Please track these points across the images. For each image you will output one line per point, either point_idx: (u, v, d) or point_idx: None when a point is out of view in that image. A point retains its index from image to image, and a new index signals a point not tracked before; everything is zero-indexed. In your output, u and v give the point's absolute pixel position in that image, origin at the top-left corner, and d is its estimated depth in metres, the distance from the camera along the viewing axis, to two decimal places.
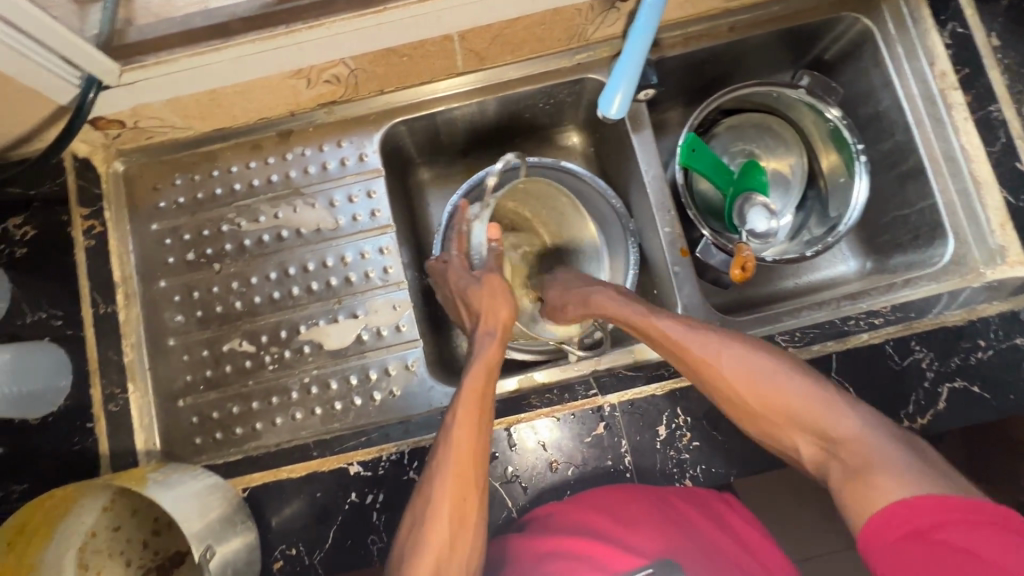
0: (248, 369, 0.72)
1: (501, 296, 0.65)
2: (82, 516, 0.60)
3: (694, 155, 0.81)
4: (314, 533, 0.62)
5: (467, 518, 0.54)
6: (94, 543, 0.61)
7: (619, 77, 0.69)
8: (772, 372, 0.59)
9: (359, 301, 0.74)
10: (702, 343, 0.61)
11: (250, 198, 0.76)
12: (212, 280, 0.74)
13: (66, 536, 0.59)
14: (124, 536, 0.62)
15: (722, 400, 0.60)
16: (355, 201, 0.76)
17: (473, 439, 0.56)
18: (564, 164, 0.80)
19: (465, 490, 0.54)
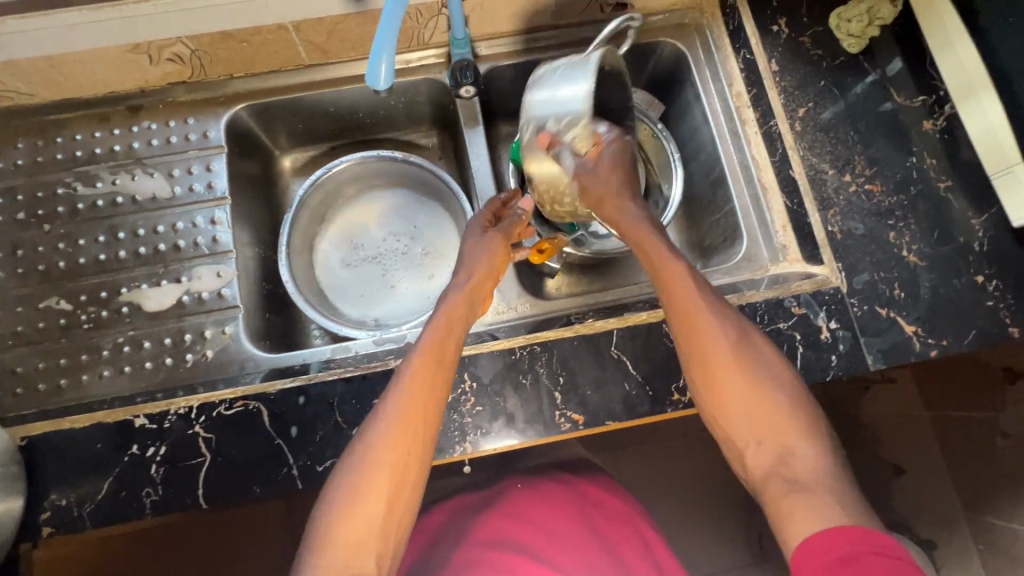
0: (62, 327, 0.73)
1: (484, 259, 0.70)
2: None
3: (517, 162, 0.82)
4: (88, 485, 0.62)
5: (412, 433, 0.55)
6: None
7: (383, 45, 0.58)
8: (773, 381, 0.58)
9: (185, 268, 0.76)
10: (714, 322, 0.59)
11: (92, 164, 0.79)
12: (40, 239, 0.76)
13: None
14: None
15: (704, 366, 0.59)
16: (194, 173, 0.80)
17: (434, 375, 0.58)
18: (411, 159, 0.89)
19: (425, 399, 0.57)
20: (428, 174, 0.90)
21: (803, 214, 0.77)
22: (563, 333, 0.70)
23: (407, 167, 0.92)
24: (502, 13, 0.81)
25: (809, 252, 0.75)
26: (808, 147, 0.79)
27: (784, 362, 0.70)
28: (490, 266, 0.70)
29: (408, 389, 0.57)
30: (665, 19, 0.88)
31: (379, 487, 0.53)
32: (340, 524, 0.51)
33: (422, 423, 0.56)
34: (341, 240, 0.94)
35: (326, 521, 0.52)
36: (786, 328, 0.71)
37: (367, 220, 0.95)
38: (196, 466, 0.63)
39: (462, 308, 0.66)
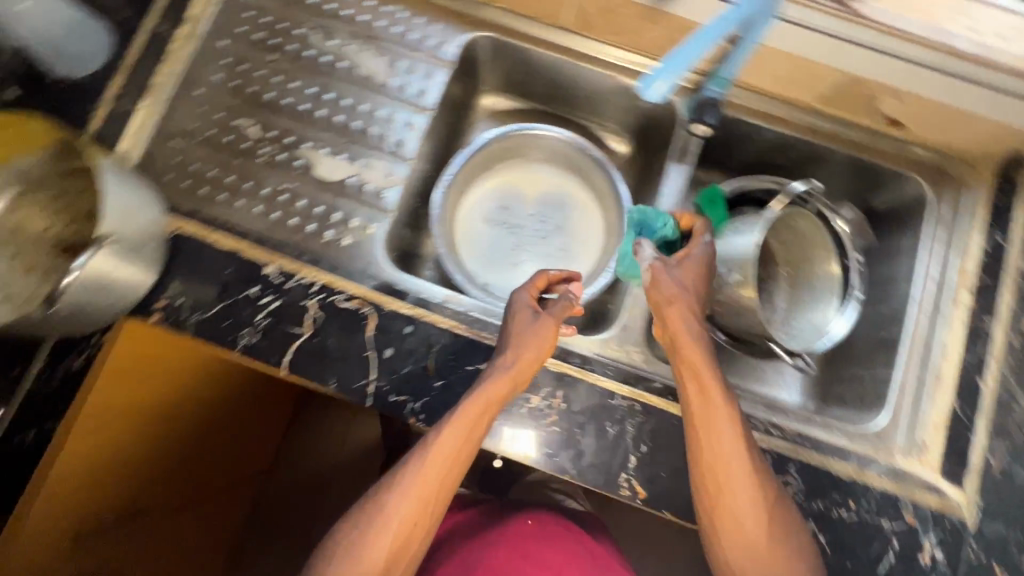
0: (242, 150, 0.77)
1: (533, 341, 0.64)
2: (27, 165, 0.65)
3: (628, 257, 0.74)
4: (205, 299, 0.67)
5: (430, 497, 0.59)
6: (36, 193, 0.66)
7: (673, 63, 0.64)
8: (789, 552, 0.59)
9: (363, 154, 0.78)
10: (739, 470, 0.59)
11: (335, 20, 0.81)
12: (262, 64, 0.79)
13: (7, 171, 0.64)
14: (58, 205, 0.67)
15: (738, 530, 0.59)
16: (413, 74, 0.81)
17: (460, 444, 0.60)
18: (604, 163, 0.87)
19: (443, 469, 0.59)
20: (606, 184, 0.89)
21: (965, 427, 0.70)
22: (668, 406, 0.67)
23: (593, 169, 0.90)
24: (774, 72, 0.76)
25: (950, 467, 0.68)
26: (1008, 365, 0.70)
27: (868, 560, 0.64)
28: (538, 349, 0.63)
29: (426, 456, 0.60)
30: (925, 157, 0.80)
31: (403, 547, 0.58)
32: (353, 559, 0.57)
33: (441, 488, 0.60)
34: (494, 196, 0.94)
35: (344, 545, 0.59)
36: (887, 528, 0.65)
37: (524, 190, 0.94)
38: (293, 335, 0.66)
39: (507, 387, 0.62)
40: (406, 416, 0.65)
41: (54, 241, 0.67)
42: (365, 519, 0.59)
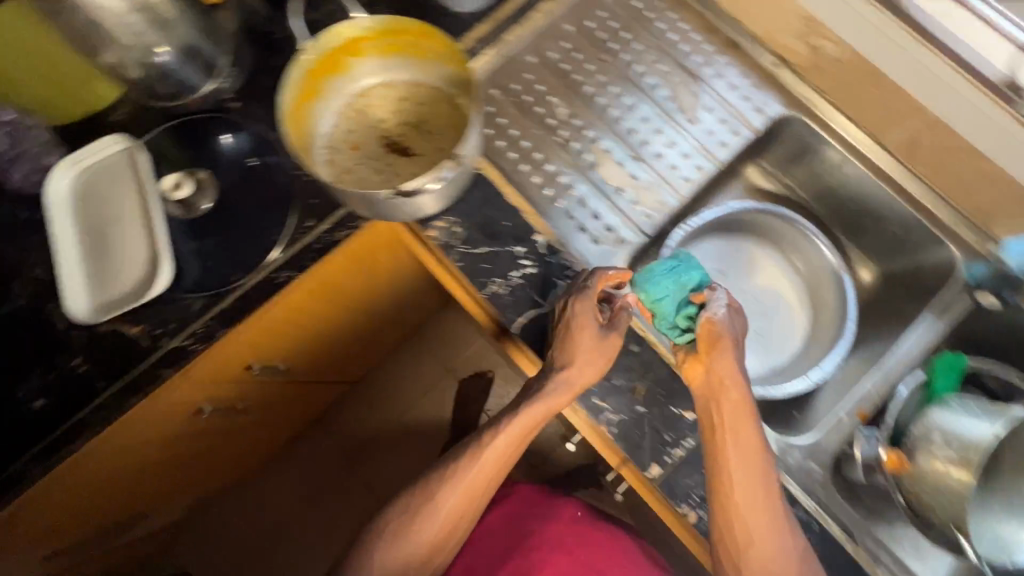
0: (545, 123, 0.82)
1: (591, 356, 0.68)
2: (402, 67, 0.74)
3: (678, 315, 0.70)
4: (477, 239, 0.73)
5: (479, 482, 0.73)
6: (391, 91, 0.75)
7: None
8: None
9: (643, 175, 0.81)
10: (768, 514, 0.64)
11: (671, 49, 0.86)
12: (593, 59, 0.85)
13: (387, 67, 0.74)
14: (400, 107, 0.75)
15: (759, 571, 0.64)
16: (720, 126, 0.84)
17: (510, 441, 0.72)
18: (846, 283, 0.88)
19: (492, 459, 0.72)
20: (837, 305, 0.88)
21: None
22: (843, 540, 0.69)
23: (827, 282, 0.91)
24: None
25: None
26: None
27: None
28: (594, 362, 0.68)
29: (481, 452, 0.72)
30: None
31: (457, 515, 0.73)
32: (416, 520, 0.73)
33: (491, 473, 0.73)
34: (719, 255, 0.94)
35: (404, 505, 0.74)
36: None
37: (749, 266, 0.94)
38: (535, 304, 0.72)
39: (564, 398, 0.69)
40: (600, 422, 0.71)
41: (381, 133, 0.75)
42: (426, 489, 0.73)
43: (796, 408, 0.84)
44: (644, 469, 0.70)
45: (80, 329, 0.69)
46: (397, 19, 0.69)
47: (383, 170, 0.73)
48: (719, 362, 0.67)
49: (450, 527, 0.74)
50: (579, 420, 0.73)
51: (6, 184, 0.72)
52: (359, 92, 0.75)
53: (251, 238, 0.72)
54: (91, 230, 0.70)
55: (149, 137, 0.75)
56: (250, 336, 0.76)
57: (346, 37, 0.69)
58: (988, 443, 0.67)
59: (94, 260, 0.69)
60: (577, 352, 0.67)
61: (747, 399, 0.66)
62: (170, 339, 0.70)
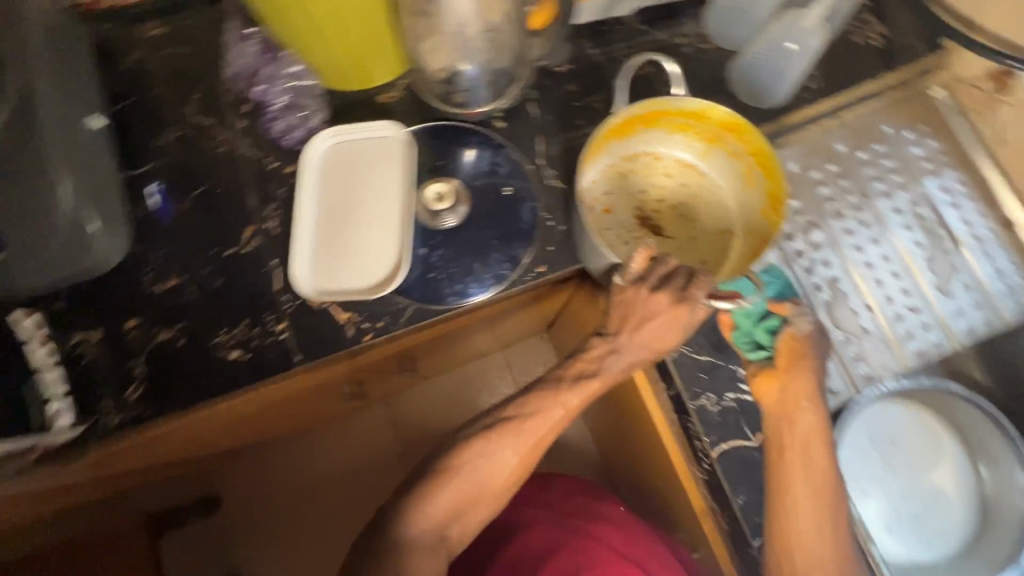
0: (788, 241, 0.79)
1: (666, 331, 0.64)
2: (679, 148, 0.73)
3: (759, 328, 0.67)
4: (702, 344, 0.70)
5: (540, 445, 0.65)
6: (657, 166, 0.73)
7: None
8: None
9: (872, 327, 0.77)
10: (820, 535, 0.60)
11: (940, 207, 0.81)
12: (855, 190, 0.81)
13: (664, 142, 0.73)
14: (661, 184, 0.73)
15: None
16: (968, 304, 0.78)
17: (574, 404, 0.65)
18: None
19: (557, 421, 0.65)
20: (1015, 532, 0.80)
21: None
22: None
23: (1010, 493, 0.82)
24: None
25: None
26: None
27: None
28: (667, 334, 0.64)
29: (540, 409, 0.65)
30: None
31: (512, 477, 0.65)
32: (471, 473, 0.63)
33: (550, 434, 0.65)
34: (898, 425, 0.87)
35: (455, 456, 0.64)
36: None
37: (926, 450, 0.86)
38: (744, 436, 0.67)
39: (624, 372, 0.66)
40: None
41: (633, 203, 0.72)
42: (477, 433, 0.64)
43: None
44: None
45: (294, 295, 0.68)
46: (713, 107, 0.67)
47: (631, 243, 0.70)
48: (793, 387, 0.64)
49: (502, 492, 0.65)
50: (670, 445, 0.71)
51: (272, 132, 0.73)
52: (623, 155, 0.73)
53: (482, 264, 0.70)
54: (329, 209, 0.70)
55: (413, 128, 0.74)
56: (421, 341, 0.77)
57: (654, 108, 0.68)
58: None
59: (329, 239, 0.69)
60: (652, 326, 0.64)
61: (822, 423, 0.63)
62: (377, 336, 0.68)
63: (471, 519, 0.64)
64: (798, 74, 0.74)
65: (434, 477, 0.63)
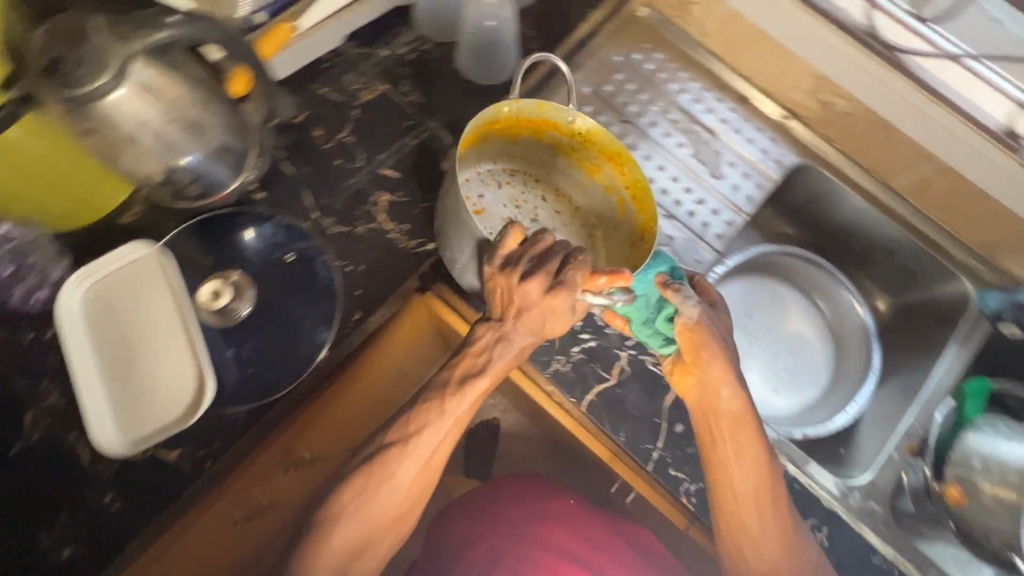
0: None
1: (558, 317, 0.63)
2: (556, 165, 0.78)
3: (658, 319, 0.63)
4: None
5: (435, 460, 0.63)
6: (531, 182, 0.78)
7: None
8: (804, 560, 0.63)
9: (677, 231, 0.84)
10: (765, 518, 0.62)
11: (687, 106, 0.89)
12: (614, 120, 0.87)
13: (541, 158, 0.77)
14: (537, 200, 0.77)
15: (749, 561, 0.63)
16: (741, 178, 0.87)
17: (468, 413, 0.63)
18: (864, 310, 0.92)
19: (451, 431, 0.63)
20: (861, 343, 0.91)
21: None
22: None
23: (845, 311, 0.94)
24: None
25: None
26: None
27: None
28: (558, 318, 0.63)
29: (430, 428, 0.62)
30: None
31: (410, 502, 0.62)
32: (361, 509, 0.60)
33: (446, 445, 0.63)
34: (747, 297, 0.93)
35: (344, 505, 0.60)
36: None
37: (774, 309, 0.94)
38: (601, 378, 0.70)
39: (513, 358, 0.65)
40: (680, 495, 0.68)
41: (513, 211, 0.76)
42: (360, 471, 0.61)
43: (843, 445, 0.86)
44: None
45: (108, 460, 0.62)
46: (599, 130, 0.71)
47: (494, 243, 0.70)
48: (711, 377, 0.62)
49: (400, 518, 0.62)
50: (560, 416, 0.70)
51: (8, 304, 0.64)
52: (500, 168, 0.77)
53: (296, 338, 0.67)
54: (109, 355, 0.62)
55: (167, 236, 0.69)
56: (314, 434, 0.69)
57: (537, 114, 0.72)
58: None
59: (122, 388, 0.62)
60: (537, 313, 0.62)
61: (747, 405, 0.62)
62: (220, 461, 0.64)
63: (382, 542, 0.62)
64: (512, 39, 0.78)
65: (325, 522, 0.59)
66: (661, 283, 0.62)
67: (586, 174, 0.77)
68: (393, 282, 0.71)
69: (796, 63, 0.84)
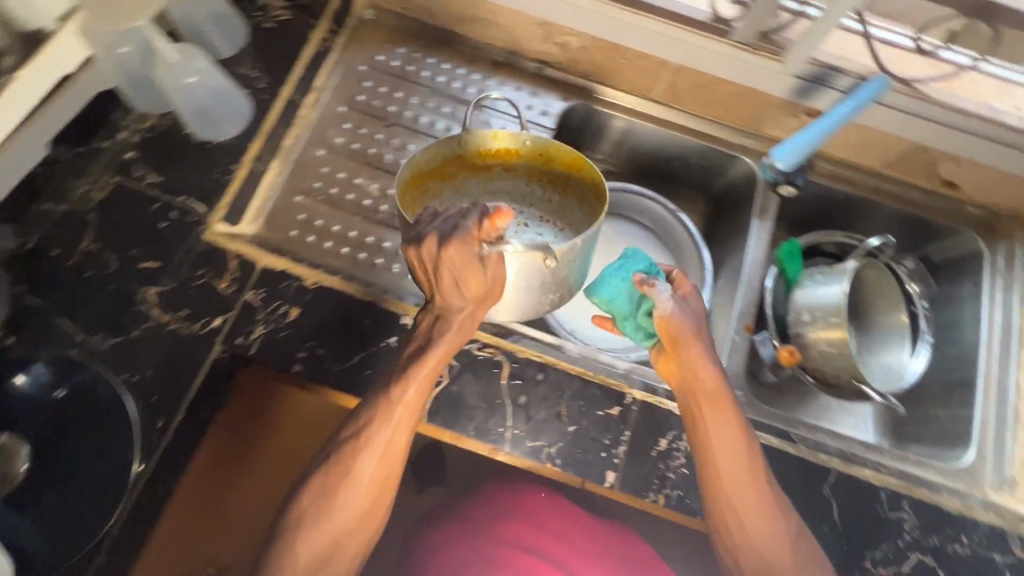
0: (363, 207, 0.82)
1: (470, 267, 0.58)
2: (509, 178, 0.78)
3: (639, 315, 0.68)
4: (345, 348, 0.69)
5: (396, 450, 0.62)
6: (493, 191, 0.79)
7: (805, 134, 0.77)
8: (787, 525, 0.62)
9: None
10: (749, 480, 0.62)
11: (444, 90, 0.89)
12: (379, 128, 0.86)
13: (499, 176, 0.78)
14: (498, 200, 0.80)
15: (734, 524, 0.62)
16: (519, 139, 0.88)
17: (422, 397, 0.62)
18: (682, 218, 0.91)
19: (407, 417, 0.62)
20: (689, 251, 0.91)
21: None
22: (785, 446, 0.71)
23: (668, 225, 0.93)
24: (846, 139, 0.86)
25: None
26: None
27: None
28: (469, 264, 0.58)
29: (381, 426, 0.61)
30: (980, 215, 0.89)
31: (371, 503, 0.61)
32: (319, 527, 0.59)
33: (408, 431, 0.62)
34: None
35: (307, 522, 0.59)
36: (999, 561, 0.68)
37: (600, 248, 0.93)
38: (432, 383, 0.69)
39: (456, 338, 0.64)
40: (543, 462, 0.67)
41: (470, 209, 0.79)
42: (326, 475, 0.61)
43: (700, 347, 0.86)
44: (601, 482, 0.67)
45: None
46: (556, 144, 0.70)
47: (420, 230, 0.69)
48: (685, 351, 0.64)
49: (364, 523, 0.61)
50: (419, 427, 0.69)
51: None
52: (460, 188, 0.78)
53: (99, 472, 0.62)
54: None
55: None
56: (207, 541, 0.68)
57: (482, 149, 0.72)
58: (840, 303, 0.80)
59: None
60: (448, 265, 0.59)
61: (723, 382, 0.65)
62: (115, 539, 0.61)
63: (349, 546, 0.60)
64: (230, 84, 0.77)
65: (289, 532, 0.59)
66: (638, 282, 0.66)
67: (537, 180, 0.77)
68: (186, 371, 0.67)
69: (522, 17, 0.83)
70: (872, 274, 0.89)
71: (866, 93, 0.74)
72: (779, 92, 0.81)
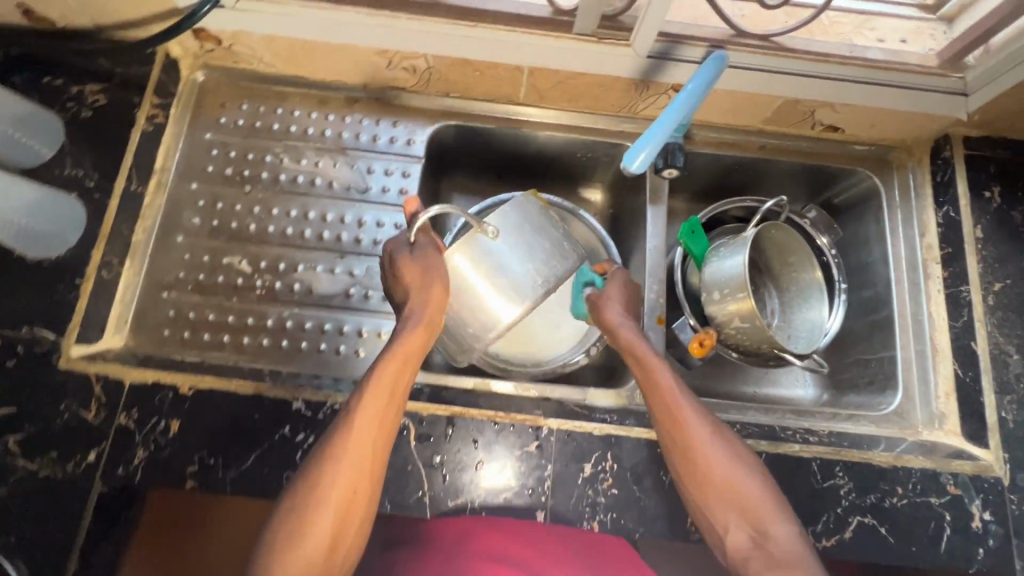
0: (238, 286, 0.77)
1: (409, 262, 0.65)
2: None
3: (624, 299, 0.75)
4: (237, 451, 0.64)
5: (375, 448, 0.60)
6: None
7: (649, 135, 0.67)
8: (736, 457, 0.62)
9: (358, 262, 0.79)
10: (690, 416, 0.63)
11: (300, 141, 0.83)
12: (238, 198, 0.80)
13: None
14: None
15: (683, 462, 0.62)
16: (390, 176, 0.83)
17: (394, 393, 0.62)
18: (583, 214, 0.87)
19: (381, 416, 0.61)
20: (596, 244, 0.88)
21: (975, 389, 0.75)
22: None
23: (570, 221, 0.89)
24: (719, 106, 0.83)
25: (972, 432, 0.73)
26: (997, 324, 0.77)
27: (928, 539, 0.67)
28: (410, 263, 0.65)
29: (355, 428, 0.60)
30: (871, 150, 0.88)
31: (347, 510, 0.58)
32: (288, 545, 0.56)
33: (384, 431, 0.61)
34: None
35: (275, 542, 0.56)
36: (937, 505, 0.68)
37: None
38: None
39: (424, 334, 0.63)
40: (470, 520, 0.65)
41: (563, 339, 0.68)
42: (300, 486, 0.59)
43: None
44: None
45: None
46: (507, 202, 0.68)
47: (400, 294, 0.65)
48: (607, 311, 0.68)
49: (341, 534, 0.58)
50: None
51: None
52: None
53: None
54: None
55: None
56: None
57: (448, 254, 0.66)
58: (743, 277, 0.77)
59: None
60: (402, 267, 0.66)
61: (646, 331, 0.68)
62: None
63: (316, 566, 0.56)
64: (37, 193, 0.65)
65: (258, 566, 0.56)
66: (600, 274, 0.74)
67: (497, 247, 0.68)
68: (68, 520, 0.61)
69: (353, 51, 0.76)
70: (778, 237, 0.86)
71: (708, 69, 0.68)
72: (638, 77, 0.77)
